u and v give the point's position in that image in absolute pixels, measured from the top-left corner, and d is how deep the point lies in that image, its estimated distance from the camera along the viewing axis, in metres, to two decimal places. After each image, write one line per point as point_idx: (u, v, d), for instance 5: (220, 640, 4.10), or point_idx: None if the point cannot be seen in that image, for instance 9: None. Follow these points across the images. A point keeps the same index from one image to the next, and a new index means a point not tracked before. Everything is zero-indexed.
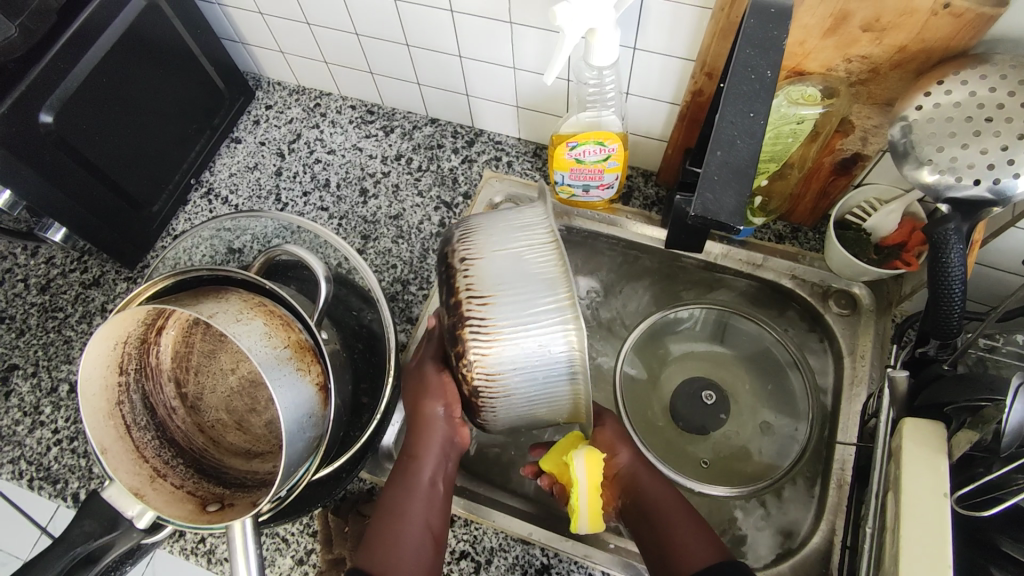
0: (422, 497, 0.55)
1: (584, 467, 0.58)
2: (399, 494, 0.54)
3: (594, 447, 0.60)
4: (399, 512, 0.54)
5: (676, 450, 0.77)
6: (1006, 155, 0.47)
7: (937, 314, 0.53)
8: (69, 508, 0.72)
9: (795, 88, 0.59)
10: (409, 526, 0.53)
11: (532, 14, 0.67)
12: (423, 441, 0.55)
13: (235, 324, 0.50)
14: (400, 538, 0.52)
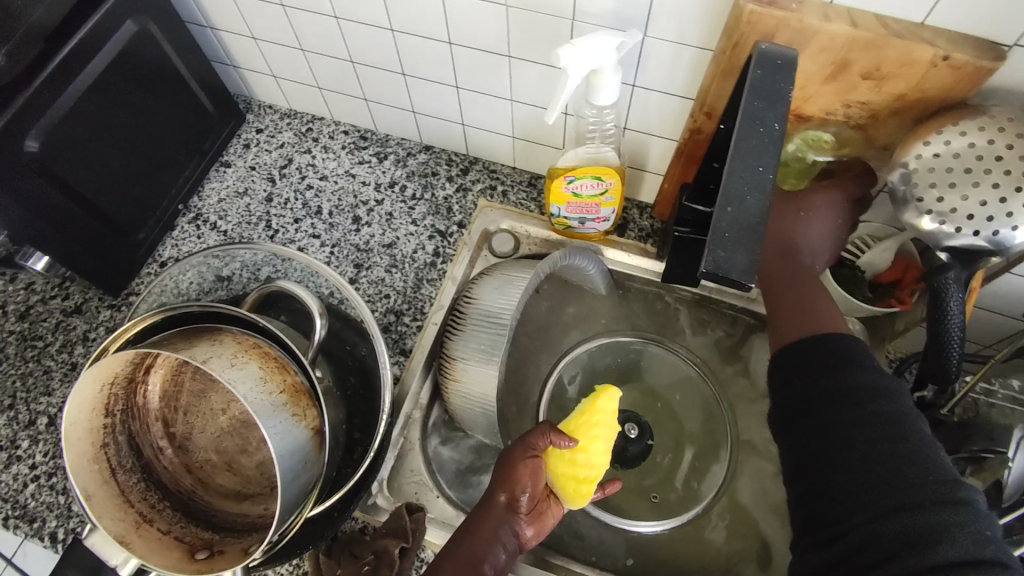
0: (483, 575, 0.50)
1: (546, 472, 0.59)
2: (466, 556, 0.51)
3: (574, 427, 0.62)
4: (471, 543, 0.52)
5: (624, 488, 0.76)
6: (1005, 207, 0.48)
7: (936, 361, 0.53)
8: (47, 549, 0.69)
9: (813, 133, 0.60)
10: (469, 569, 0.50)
11: (533, 49, 0.67)
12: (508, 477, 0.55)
13: (229, 369, 0.49)
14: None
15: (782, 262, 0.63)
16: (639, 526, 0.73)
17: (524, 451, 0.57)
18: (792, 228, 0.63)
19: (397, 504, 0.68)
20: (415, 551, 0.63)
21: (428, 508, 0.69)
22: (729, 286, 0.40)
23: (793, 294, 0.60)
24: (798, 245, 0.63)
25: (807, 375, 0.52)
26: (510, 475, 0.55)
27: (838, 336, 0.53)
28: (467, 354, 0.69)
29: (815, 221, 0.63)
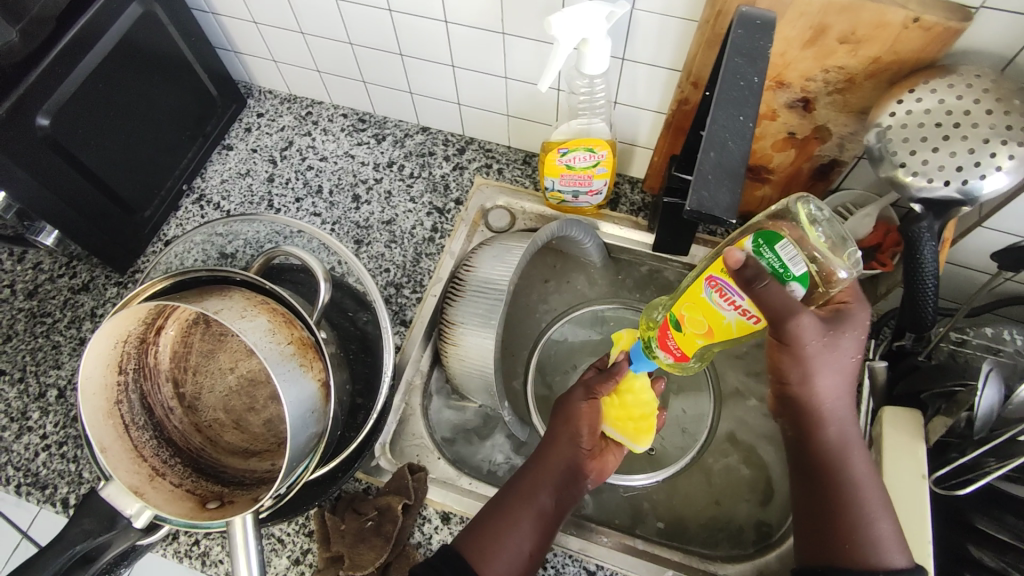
0: (543, 509, 0.55)
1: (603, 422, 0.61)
2: (525, 493, 0.56)
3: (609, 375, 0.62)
4: (527, 497, 0.56)
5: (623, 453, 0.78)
6: (973, 158, 0.51)
7: (912, 307, 0.57)
8: (58, 514, 0.71)
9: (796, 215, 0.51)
10: (525, 522, 0.54)
11: (526, 26, 0.69)
12: (557, 443, 0.59)
13: (240, 320, 0.51)
14: (505, 531, 0.54)
15: (829, 446, 0.51)
16: (633, 483, 0.74)
17: (586, 394, 0.61)
18: (830, 391, 0.50)
19: (399, 465, 0.70)
20: (416, 508, 0.67)
21: (430, 469, 0.71)
22: (711, 222, 0.43)
23: (831, 490, 0.51)
24: (830, 411, 0.51)
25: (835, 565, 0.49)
26: (572, 418, 0.59)
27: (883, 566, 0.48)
28: (467, 320, 0.72)
29: (838, 366, 0.50)
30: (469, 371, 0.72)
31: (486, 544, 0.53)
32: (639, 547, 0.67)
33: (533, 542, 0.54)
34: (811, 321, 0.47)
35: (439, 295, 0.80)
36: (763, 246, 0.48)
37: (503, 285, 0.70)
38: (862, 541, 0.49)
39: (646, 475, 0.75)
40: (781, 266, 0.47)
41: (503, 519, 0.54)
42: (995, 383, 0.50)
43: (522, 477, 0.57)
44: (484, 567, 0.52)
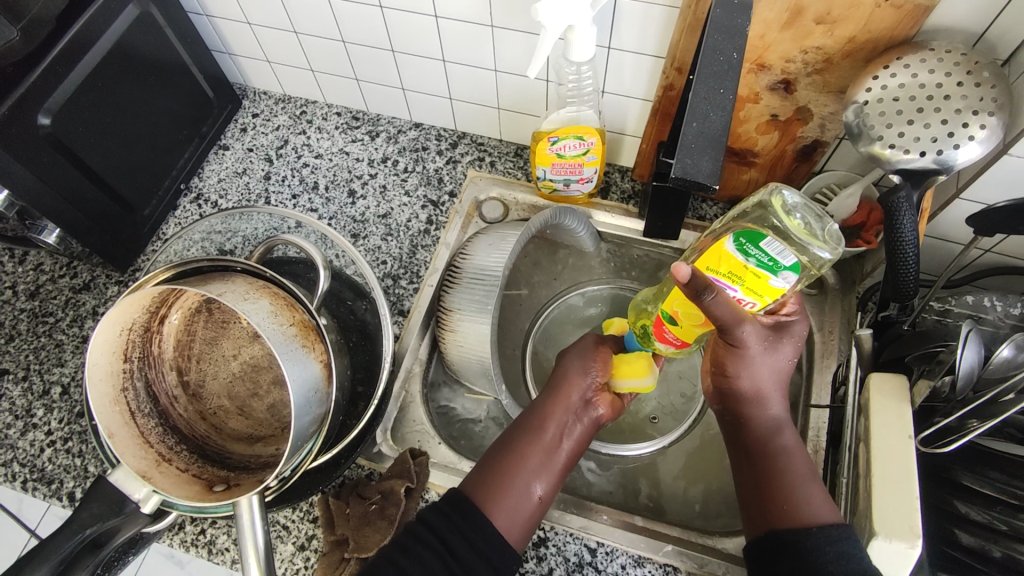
0: (548, 452, 0.59)
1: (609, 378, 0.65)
2: (527, 445, 0.59)
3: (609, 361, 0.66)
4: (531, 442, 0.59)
5: (621, 434, 0.79)
6: (947, 129, 0.53)
7: (896, 276, 0.58)
8: (64, 508, 0.72)
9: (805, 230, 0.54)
10: (529, 465, 0.58)
11: (514, 18, 0.71)
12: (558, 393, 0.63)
13: (244, 303, 0.52)
14: (511, 477, 0.56)
15: (764, 427, 0.56)
16: (633, 450, 0.77)
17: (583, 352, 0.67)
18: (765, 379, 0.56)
19: (400, 450, 0.71)
20: (419, 491, 0.67)
21: (431, 453, 0.72)
22: (698, 189, 0.46)
23: (767, 463, 0.55)
24: (766, 395, 0.56)
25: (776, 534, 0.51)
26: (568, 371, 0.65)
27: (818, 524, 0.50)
28: (464, 307, 0.73)
29: (772, 364, 0.56)
30: (467, 356, 0.74)
31: (497, 485, 0.56)
32: (638, 523, 0.68)
33: (540, 485, 0.57)
34: (750, 326, 0.52)
35: (434, 285, 0.81)
36: (746, 244, 0.52)
37: (500, 273, 0.72)
38: (795, 506, 0.51)
39: (652, 442, 0.78)
40: (768, 260, 0.51)
41: (511, 461, 0.58)
42: (974, 343, 0.52)
43: (527, 424, 0.61)
44: (495, 507, 0.54)
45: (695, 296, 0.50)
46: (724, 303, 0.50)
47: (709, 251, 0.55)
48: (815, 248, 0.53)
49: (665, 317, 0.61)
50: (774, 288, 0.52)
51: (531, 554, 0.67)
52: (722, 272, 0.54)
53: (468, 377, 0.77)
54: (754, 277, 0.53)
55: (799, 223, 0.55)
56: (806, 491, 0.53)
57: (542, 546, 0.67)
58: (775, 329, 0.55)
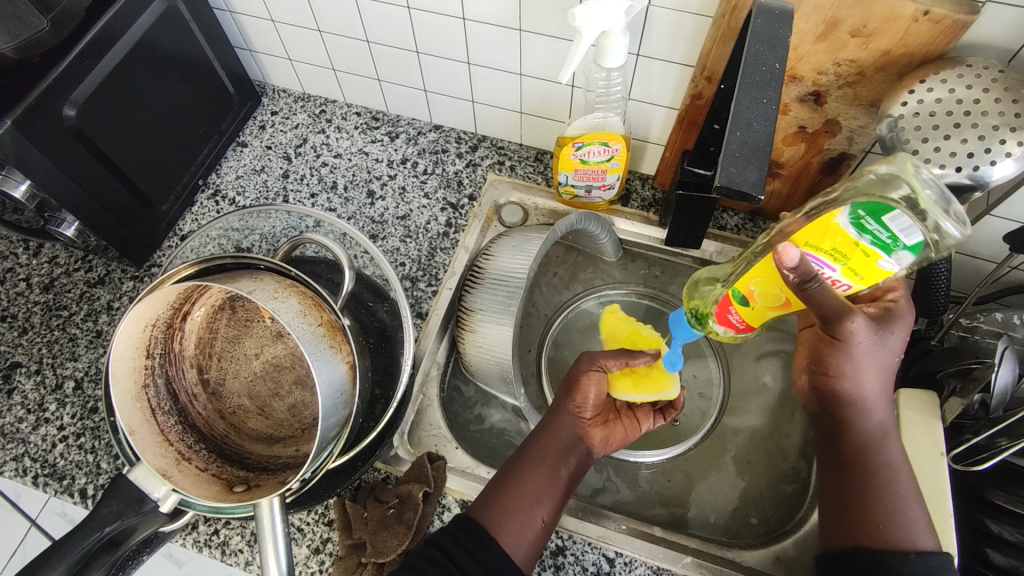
0: (553, 475, 0.59)
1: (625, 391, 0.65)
2: (531, 466, 0.58)
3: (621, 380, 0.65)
4: (539, 462, 0.59)
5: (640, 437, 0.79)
6: (984, 144, 0.53)
7: (927, 293, 0.58)
8: (76, 505, 0.71)
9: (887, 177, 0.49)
10: (534, 487, 0.57)
11: (543, 22, 0.71)
12: (558, 418, 0.62)
13: (273, 301, 0.52)
14: (518, 501, 0.56)
15: (868, 433, 0.54)
16: (643, 458, 0.75)
17: (592, 363, 0.64)
18: (868, 383, 0.53)
19: (417, 454, 0.71)
20: (436, 496, 0.67)
21: (447, 458, 0.71)
22: (741, 199, 0.46)
23: (862, 476, 0.54)
24: (869, 402, 0.54)
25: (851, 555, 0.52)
26: (574, 385, 0.63)
27: (902, 549, 0.50)
28: (485, 308, 0.73)
29: (880, 362, 0.52)
30: (487, 359, 0.73)
31: (501, 508, 0.55)
32: (658, 535, 0.67)
33: (544, 509, 0.57)
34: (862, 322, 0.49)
35: (455, 287, 0.81)
36: (865, 218, 0.44)
37: (524, 274, 0.72)
38: (885, 528, 0.51)
39: (656, 451, 0.76)
40: (886, 238, 0.44)
41: (517, 482, 0.57)
42: (1010, 361, 0.51)
43: (530, 444, 0.60)
44: (500, 529, 0.54)
45: (795, 284, 0.46)
46: (830, 293, 0.46)
47: (813, 225, 0.48)
48: (945, 223, 0.45)
49: (734, 296, 0.56)
50: (881, 269, 0.46)
51: (548, 563, 0.66)
52: (823, 248, 0.48)
53: (485, 381, 0.77)
54: (858, 253, 0.46)
55: (932, 198, 0.47)
56: (907, 512, 0.51)
57: (560, 556, 0.66)
58: (886, 332, 0.51)
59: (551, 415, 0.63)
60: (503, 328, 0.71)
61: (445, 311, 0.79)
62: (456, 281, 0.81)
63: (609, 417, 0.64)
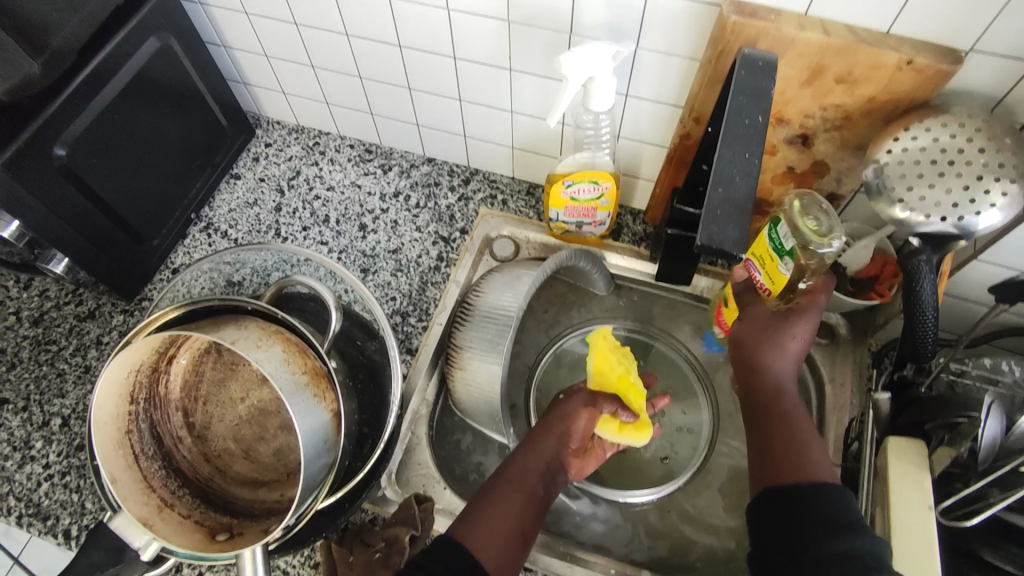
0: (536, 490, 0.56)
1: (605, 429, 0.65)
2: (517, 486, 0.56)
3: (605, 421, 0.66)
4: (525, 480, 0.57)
5: (630, 475, 0.78)
6: (968, 194, 0.53)
7: (913, 339, 0.58)
8: (59, 547, 0.70)
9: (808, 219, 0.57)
10: (517, 506, 0.54)
11: (532, 63, 0.71)
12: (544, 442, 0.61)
13: (256, 350, 0.52)
14: (503, 516, 0.53)
15: (776, 375, 0.57)
16: (636, 498, 0.75)
17: (589, 399, 0.66)
18: (778, 355, 0.58)
19: (405, 495, 0.70)
20: (424, 539, 0.65)
21: (435, 499, 0.71)
22: (721, 256, 0.45)
23: (777, 423, 0.55)
24: (773, 367, 0.57)
25: (775, 505, 0.49)
26: (566, 416, 0.63)
27: (822, 482, 0.49)
28: (475, 345, 0.73)
29: (782, 345, 0.58)
30: (476, 395, 0.73)
31: (483, 523, 0.52)
32: None
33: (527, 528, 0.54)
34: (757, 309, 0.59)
35: (446, 321, 0.81)
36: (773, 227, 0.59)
37: (519, 307, 0.72)
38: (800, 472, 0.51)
39: (646, 491, 0.75)
40: (780, 246, 0.58)
41: (499, 495, 0.55)
42: (997, 414, 0.51)
43: (516, 458, 0.59)
44: (482, 544, 0.51)
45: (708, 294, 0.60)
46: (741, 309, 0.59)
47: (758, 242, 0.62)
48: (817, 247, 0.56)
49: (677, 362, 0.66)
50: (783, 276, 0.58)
51: None
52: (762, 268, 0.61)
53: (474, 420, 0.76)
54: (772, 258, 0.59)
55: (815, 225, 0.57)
56: (815, 458, 0.52)
57: None
58: (794, 321, 0.58)
59: (534, 439, 0.61)
60: (493, 362, 0.71)
61: (435, 342, 0.79)
62: (448, 312, 0.81)
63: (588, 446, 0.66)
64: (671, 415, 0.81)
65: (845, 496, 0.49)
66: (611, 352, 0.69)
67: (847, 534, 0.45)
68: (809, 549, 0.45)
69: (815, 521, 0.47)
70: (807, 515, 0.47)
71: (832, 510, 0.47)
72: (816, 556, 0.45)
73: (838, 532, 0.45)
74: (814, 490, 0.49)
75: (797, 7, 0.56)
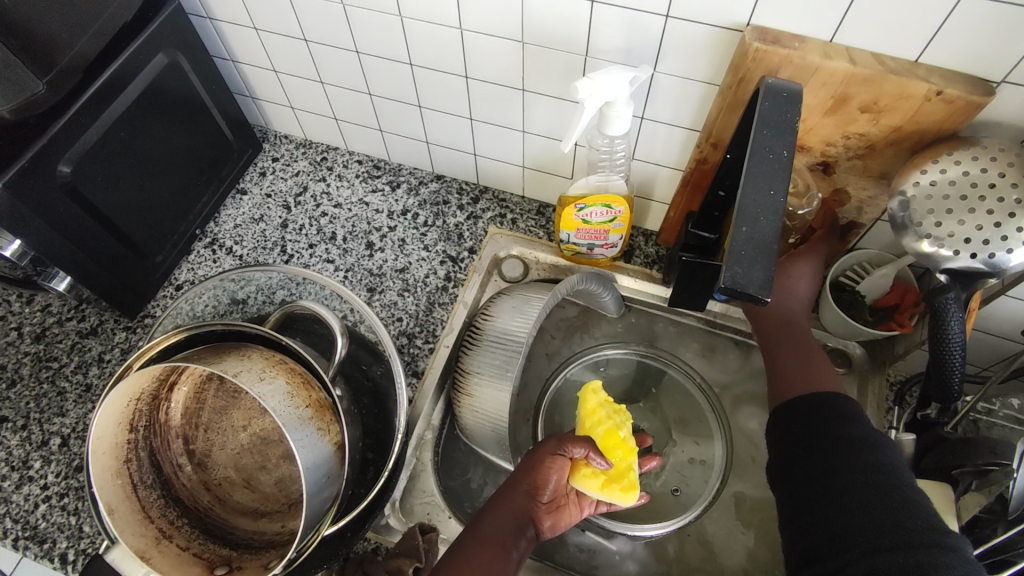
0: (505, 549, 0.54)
1: (592, 488, 0.60)
2: (485, 544, 0.54)
3: (586, 477, 0.60)
4: (489, 540, 0.54)
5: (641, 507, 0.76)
6: (999, 232, 0.51)
7: (940, 377, 0.57)
8: (55, 571, 0.69)
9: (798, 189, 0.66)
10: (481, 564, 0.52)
11: (546, 84, 0.70)
12: (508, 496, 0.58)
13: (260, 383, 0.51)
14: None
15: (787, 307, 0.67)
16: (647, 532, 0.73)
17: (558, 445, 0.61)
18: (782, 298, 0.67)
19: (408, 524, 0.68)
20: (428, 572, 0.63)
21: (440, 529, 0.69)
22: (746, 300, 0.44)
23: (788, 343, 0.64)
24: (787, 301, 0.67)
25: (802, 427, 0.54)
26: (534, 469, 0.60)
27: (830, 392, 0.56)
28: (483, 370, 0.71)
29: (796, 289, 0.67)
30: (485, 423, 0.71)
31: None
32: None
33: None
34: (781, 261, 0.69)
35: (454, 344, 0.79)
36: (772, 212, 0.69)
37: (529, 332, 0.70)
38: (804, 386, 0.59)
39: (660, 524, 0.73)
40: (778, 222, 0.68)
41: (467, 561, 0.52)
42: None
43: (482, 521, 0.56)
44: None
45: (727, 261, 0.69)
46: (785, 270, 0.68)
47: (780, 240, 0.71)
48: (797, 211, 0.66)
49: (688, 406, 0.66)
50: None
51: None
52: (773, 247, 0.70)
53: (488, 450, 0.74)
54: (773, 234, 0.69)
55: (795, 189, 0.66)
56: (822, 373, 0.60)
57: None
58: (795, 262, 0.67)
59: (502, 492, 0.59)
60: (502, 389, 0.69)
61: (444, 365, 0.78)
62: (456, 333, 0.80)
63: (561, 499, 0.62)
64: (683, 445, 0.80)
65: (853, 403, 0.55)
66: (601, 405, 0.65)
67: (872, 451, 0.49)
68: (835, 470, 0.49)
69: (839, 441, 0.51)
70: (829, 436, 0.52)
71: (854, 431, 0.51)
72: (842, 475, 0.49)
73: (863, 448, 0.50)
74: (838, 417, 0.53)
75: (822, 35, 0.55)
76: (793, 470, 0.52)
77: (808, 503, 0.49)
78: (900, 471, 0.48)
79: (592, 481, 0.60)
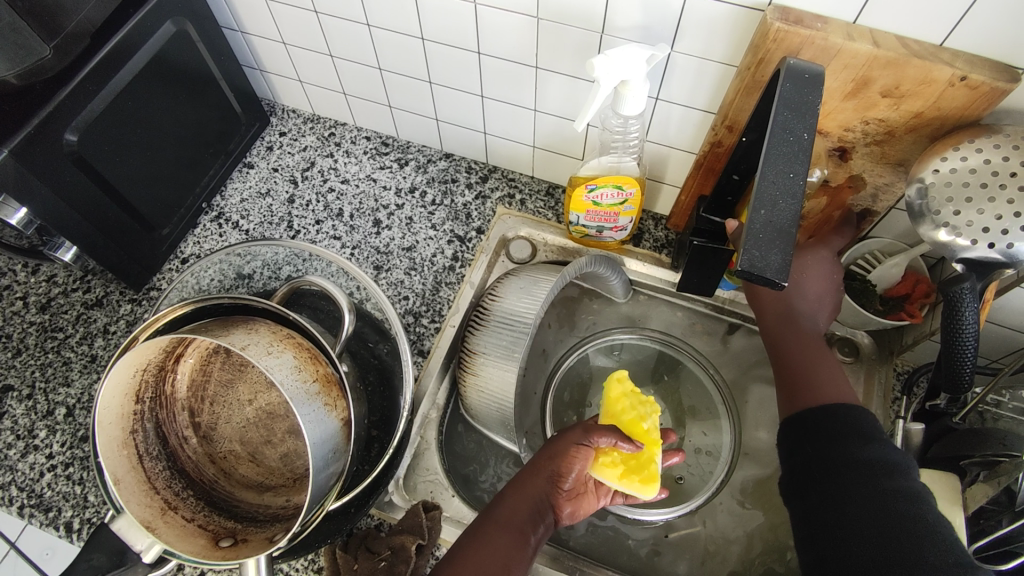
0: (523, 536, 0.53)
1: (609, 477, 0.58)
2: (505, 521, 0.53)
3: (604, 467, 0.58)
4: (508, 521, 0.53)
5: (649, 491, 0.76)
6: (1019, 221, 0.50)
7: (951, 367, 0.56)
8: (61, 539, 0.69)
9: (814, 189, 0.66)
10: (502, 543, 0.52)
11: (559, 61, 0.69)
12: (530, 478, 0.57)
13: (267, 357, 0.51)
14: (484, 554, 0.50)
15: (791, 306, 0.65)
16: (648, 517, 0.73)
17: (583, 434, 0.60)
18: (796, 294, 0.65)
19: (412, 502, 0.69)
20: (431, 549, 0.63)
21: (444, 507, 0.69)
22: (762, 284, 0.44)
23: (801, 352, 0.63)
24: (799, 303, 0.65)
25: (815, 445, 0.54)
26: (559, 454, 0.58)
27: (850, 405, 0.55)
28: (489, 350, 0.71)
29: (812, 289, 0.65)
30: (493, 403, 0.71)
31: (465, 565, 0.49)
32: None
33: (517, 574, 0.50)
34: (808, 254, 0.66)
35: (460, 322, 0.79)
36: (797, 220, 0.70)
37: (538, 311, 0.69)
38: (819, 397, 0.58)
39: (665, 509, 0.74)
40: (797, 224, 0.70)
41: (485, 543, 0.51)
42: None
43: (500, 504, 0.55)
44: None
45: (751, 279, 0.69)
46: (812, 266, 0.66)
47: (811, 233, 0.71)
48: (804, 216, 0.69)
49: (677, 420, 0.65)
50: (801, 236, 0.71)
51: None
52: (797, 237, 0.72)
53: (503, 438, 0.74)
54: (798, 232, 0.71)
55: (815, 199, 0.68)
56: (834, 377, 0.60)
57: None
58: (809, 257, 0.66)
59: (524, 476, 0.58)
60: (510, 365, 0.69)
61: (450, 343, 0.78)
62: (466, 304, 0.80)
63: (582, 486, 0.61)
64: (691, 435, 0.80)
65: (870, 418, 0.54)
66: (626, 394, 0.63)
67: (893, 477, 0.49)
68: (853, 497, 0.49)
69: (859, 467, 0.50)
70: (848, 466, 0.51)
71: (872, 454, 0.50)
72: (859, 503, 0.49)
73: (884, 473, 0.49)
74: (853, 435, 0.52)
75: (845, 16, 0.54)
76: (810, 491, 0.52)
77: (829, 532, 0.49)
78: (922, 498, 0.48)
79: (609, 472, 0.58)
